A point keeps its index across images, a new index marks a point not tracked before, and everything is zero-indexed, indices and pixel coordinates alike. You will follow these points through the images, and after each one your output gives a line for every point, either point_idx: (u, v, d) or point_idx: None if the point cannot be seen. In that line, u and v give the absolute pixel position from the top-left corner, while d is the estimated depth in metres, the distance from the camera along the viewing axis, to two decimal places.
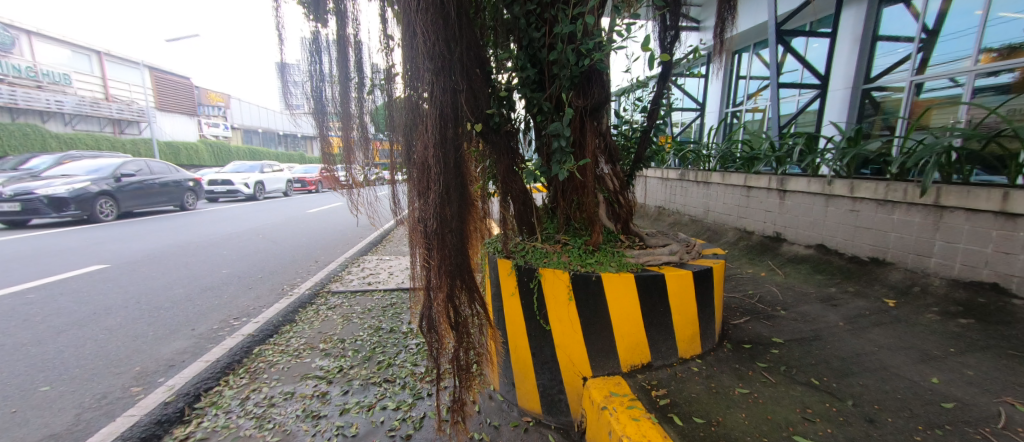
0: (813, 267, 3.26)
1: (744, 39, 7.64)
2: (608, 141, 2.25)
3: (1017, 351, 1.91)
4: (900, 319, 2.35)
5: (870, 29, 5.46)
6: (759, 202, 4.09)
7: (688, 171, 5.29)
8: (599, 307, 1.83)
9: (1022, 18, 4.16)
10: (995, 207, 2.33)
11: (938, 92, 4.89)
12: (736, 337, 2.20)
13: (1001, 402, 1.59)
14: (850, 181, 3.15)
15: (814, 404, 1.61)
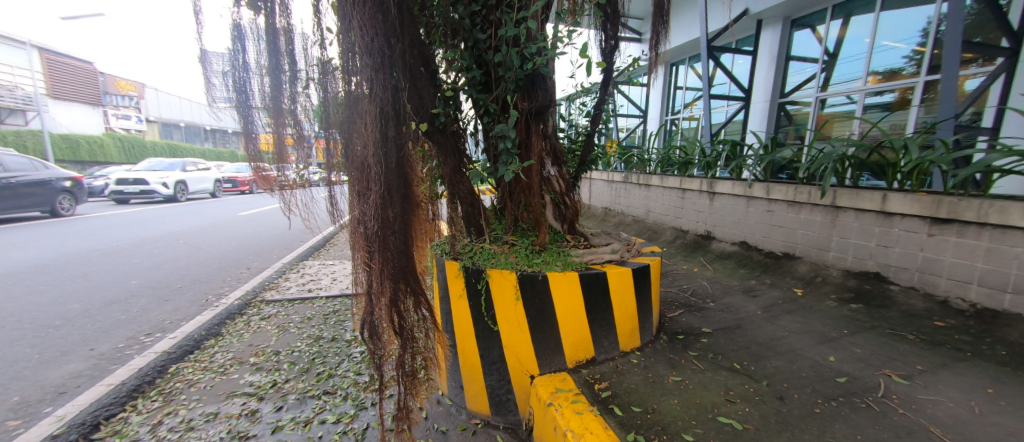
0: (736, 262, 3.59)
1: (677, 53, 8.22)
2: (552, 141, 2.28)
3: (893, 330, 2.24)
4: (805, 306, 2.65)
5: (785, 50, 6.16)
6: (692, 203, 4.42)
7: (631, 174, 5.58)
8: (544, 306, 1.87)
9: (899, 47, 4.88)
10: (877, 207, 2.72)
11: (837, 108, 5.62)
12: (671, 328, 2.36)
13: (881, 375, 1.85)
14: (766, 184, 3.51)
15: (736, 387, 1.77)
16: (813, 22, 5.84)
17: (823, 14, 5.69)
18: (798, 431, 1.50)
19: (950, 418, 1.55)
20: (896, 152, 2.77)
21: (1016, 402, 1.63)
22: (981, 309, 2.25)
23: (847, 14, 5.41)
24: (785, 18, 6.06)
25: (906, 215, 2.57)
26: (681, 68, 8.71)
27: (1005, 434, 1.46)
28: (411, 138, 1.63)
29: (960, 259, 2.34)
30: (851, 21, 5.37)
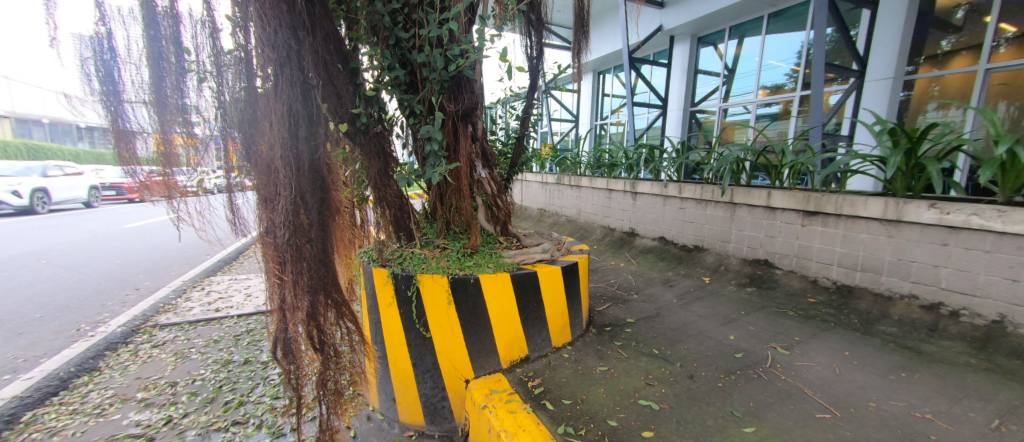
0: (656, 255, 3.90)
1: (600, 63, 8.71)
2: (482, 142, 2.27)
3: (779, 308, 2.60)
4: (711, 292, 2.97)
5: (694, 65, 6.85)
6: (617, 203, 4.71)
7: (564, 176, 5.80)
8: (476, 308, 1.86)
9: (781, 67, 5.72)
10: (764, 202, 3.13)
11: (736, 117, 6.43)
12: (599, 321, 2.49)
13: (770, 348, 2.13)
14: (679, 184, 3.87)
15: (654, 370, 1.92)
16: (715, 41, 6.54)
17: (722, 34, 6.40)
18: (704, 405, 1.67)
19: (820, 379, 1.84)
20: (778, 155, 3.21)
21: (865, 361, 1.98)
22: (841, 285, 2.70)
23: (742, 35, 6.17)
24: (692, 35, 6.68)
25: (786, 209, 3.00)
26: (607, 76, 9.24)
27: (858, 388, 1.77)
28: (329, 140, 1.53)
29: (825, 245, 2.78)
30: (744, 42, 6.14)
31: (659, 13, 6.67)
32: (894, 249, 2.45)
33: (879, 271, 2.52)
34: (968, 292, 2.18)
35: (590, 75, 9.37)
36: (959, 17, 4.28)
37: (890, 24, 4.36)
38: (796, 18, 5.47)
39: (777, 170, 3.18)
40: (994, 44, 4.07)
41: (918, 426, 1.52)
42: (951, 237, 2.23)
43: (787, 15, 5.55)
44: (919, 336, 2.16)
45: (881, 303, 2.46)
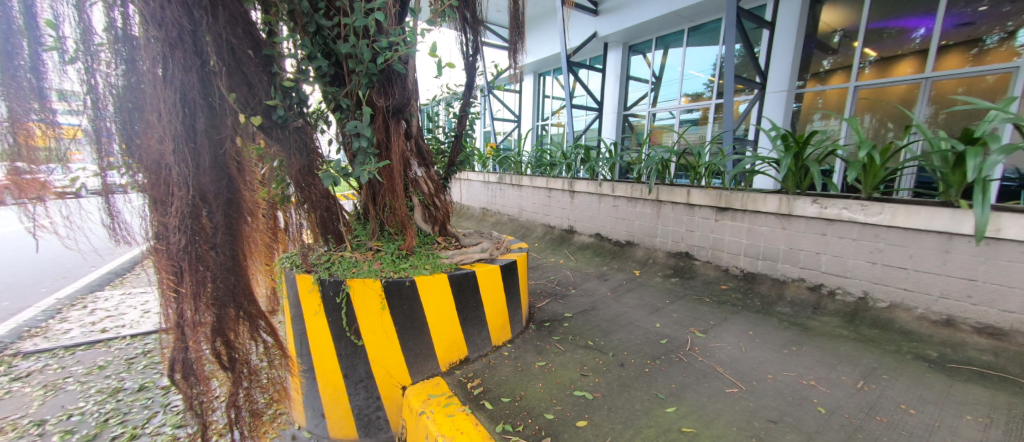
0: (593, 252, 4.08)
1: (539, 65, 8.90)
2: (417, 139, 2.20)
3: (698, 296, 2.86)
4: (640, 283, 3.18)
5: (626, 71, 7.28)
6: (557, 201, 4.84)
7: (505, 175, 5.83)
8: (412, 311, 1.80)
9: (699, 77, 6.28)
10: (684, 200, 3.41)
11: (662, 121, 6.94)
12: (539, 317, 2.54)
13: (690, 332, 2.32)
14: (612, 183, 4.09)
15: (589, 361, 2.01)
16: (643, 50, 7.03)
17: (649, 43, 6.90)
18: (633, 391, 1.77)
19: (730, 358, 2.04)
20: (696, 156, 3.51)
21: (766, 339, 2.23)
22: (747, 273, 3.02)
23: (666, 46, 6.66)
24: (624, 43, 7.08)
25: (702, 205, 3.29)
26: (547, 79, 9.47)
27: (760, 363, 1.99)
28: (240, 136, 1.39)
29: (734, 237, 3.10)
30: (668, 52, 6.64)
31: (593, 20, 6.96)
32: (787, 239, 2.80)
33: (776, 259, 2.86)
34: (842, 274, 2.55)
35: (531, 76, 9.55)
36: (835, 41, 5.00)
37: (784, 43, 4.97)
38: (711, 34, 6.04)
39: (695, 170, 3.48)
40: (861, 65, 4.81)
41: (805, 392, 1.75)
42: (829, 228, 2.60)
43: (703, 30, 6.11)
44: (807, 315, 2.49)
45: (777, 287, 2.80)
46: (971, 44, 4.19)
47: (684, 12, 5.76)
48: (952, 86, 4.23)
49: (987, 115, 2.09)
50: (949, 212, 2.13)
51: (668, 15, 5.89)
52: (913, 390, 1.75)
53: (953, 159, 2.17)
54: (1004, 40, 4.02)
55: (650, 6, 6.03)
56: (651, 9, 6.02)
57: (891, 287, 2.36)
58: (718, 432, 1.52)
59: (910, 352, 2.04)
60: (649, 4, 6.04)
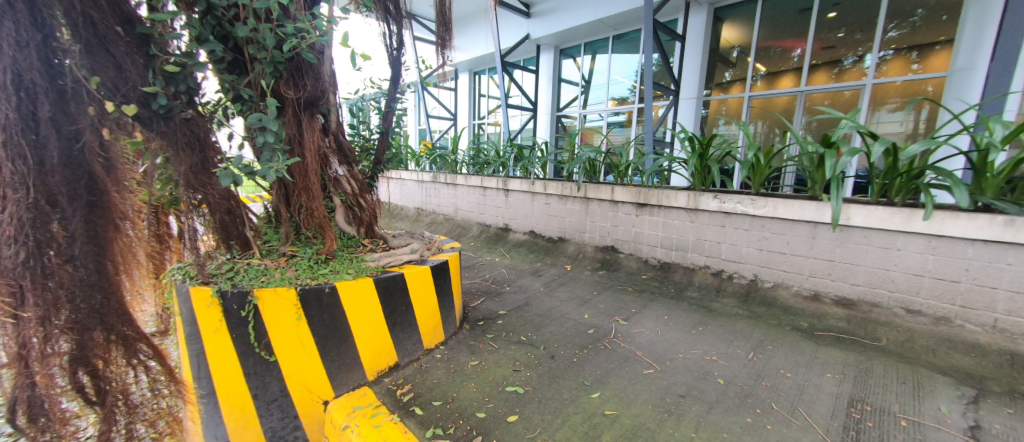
0: (527, 249, 4.15)
1: (473, 64, 8.82)
2: (338, 135, 2.06)
3: (623, 287, 3.04)
4: (570, 278, 3.31)
5: (558, 73, 7.52)
6: (492, 200, 4.84)
7: (439, 174, 5.68)
8: (333, 321, 1.69)
9: (625, 82, 6.75)
10: (610, 196, 3.61)
11: (593, 123, 7.29)
12: (473, 316, 2.52)
13: (614, 321, 2.47)
14: (544, 181, 4.19)
15: (521, 357, 2.04)
16: (573, 54, 7.30)
17: (578, 48, 7.19)
18: (561, 381, 1.84)
19: (648, 341, 2.20)
20: (620, 156, 3.73)
21: (678, 321, 2.45)
22: (663, 263, 3.28)
23: (594, 51, 7.01)
24: (554, 46, 7.30)
25: (625, 201, 3.51)
26: (482, 77, 9.44)
27: (673, 344, 2.18)
28: (107, 127, 1.18)
29: (652, 230, 3.35)
30: (596, 58, 7.01)
31: (525, 22, 7.01)
32: (694, 231, 3.09)
33: (686, 249, 3.15)
34: (737, 261, 2.88)
35: (466, 74, 9.45)
36: (734, 56, 5.61)
37: (694, 54, 5.47)
38: (634, 43, 6.50)
39: (618, 169, 3.69)
40: (753, 79, 5.47)
41: (708, 367, 1.95)
42: (727, 220, 2.92)
43: (626, 39, 6.54)
44: (712, 298, 2.78)
45: (688, 275, 3.09)
46: (833, 64, 4.96)
47: (609, 20, 6.06)
48: (821, 99, 5.02)
49: (840, 123, 2.47)
50: (816, 205, 2.50)
51: (595, 22, 6.17)
52: (792, 357, 2.03)
53: (817, 160, 2.55)
54: (857, 62, 4.80)
55: (579, 12, 6.25)
56: (581, 15, 6.23)
57: (775, 270, 2.72)
58: (636, 411, 1.64)
59: (790, 325, 2.36)
60: (579, 10, 6.25)
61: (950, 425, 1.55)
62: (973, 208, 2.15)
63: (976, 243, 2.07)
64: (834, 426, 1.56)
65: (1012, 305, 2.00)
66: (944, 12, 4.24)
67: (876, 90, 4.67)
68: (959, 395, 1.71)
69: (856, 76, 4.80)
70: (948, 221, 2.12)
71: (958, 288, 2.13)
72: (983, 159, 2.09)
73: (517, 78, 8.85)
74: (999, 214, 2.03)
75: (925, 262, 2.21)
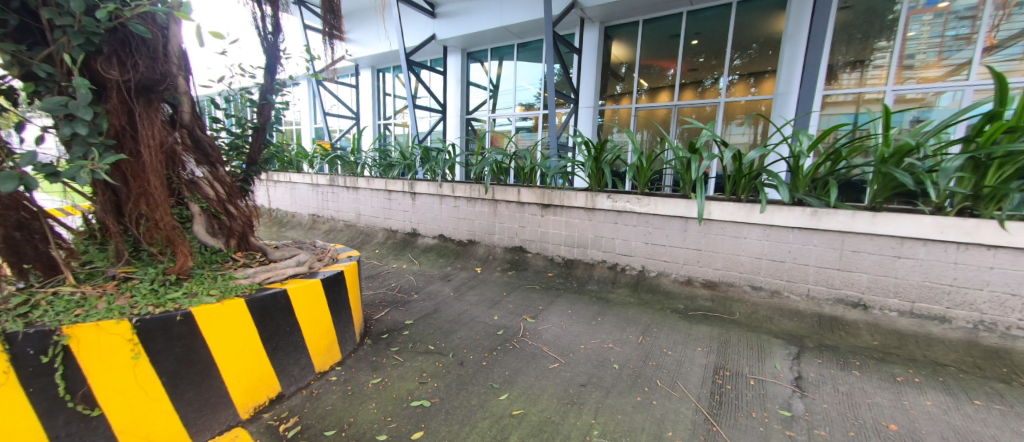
0: (437, 253, 4.01)
1: (376, 60, 8.31)
2: (194, 130, 1.73)
3: (531, 286, 3.09)
4: (481, 280, 3.27)
5: (466, 76, 7.48)
6: (398, 204, 4.58)
7: (337, 176, 5.19)
8: (187, 354, 1.39)
9: (531, 89, 7.00)
10: (516, 198, 3.66)
11: (504, 128, 7.42)
12: (376, 329, 2.32)
13: (522, 320, 2.48)
14: (451, 184, 4.09)
15: (428, 367, 1.93)
16: (481, 58, 7.33)
17: (485, 53, 7.25)
18: (470, 387, 1.78)
19: (554, 336, 2.26)
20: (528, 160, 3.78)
21: (581, 314, 2.57)
22: (567, 260, 3.43)
23: (500, 57, 7.13)
24: (462, 49, 7.23)
25: (530, 202, 3.59)
26: (386, 75, 8.95)
27: (578, 336, 2.27)
28: None
29: (556, 229, 3.47)
30: (503, 63, 7.14)
31: (430, 21, 6.81)
32: (592, 229, 3.28)
33: (587, 245, 3.33)
34: (628, 254, 3.13)
35: (368, 71, 8.86)
36: (623, 71, 6.17)
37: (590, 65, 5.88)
38: (535, 52, 6.76)
39: (524, 171, 3.77)
40: (638, 92, 6.10)
41: (605, 354, 2.06)
42: (619, 218, 3.15)
43: (530, 47, 6.78)
44: (609, 290, 2.99)
45: (589, 270, 3.27)
46: (697, 84, 5.77)
47: (514, 28, 6.19)
48: (690, 113, 5.80)
49: (701, 132, 2.84)
50: (686, 202, 2.83)
51: (500, 29, 6.25)
52: (674, 336, 2.26)
53: (686, 163, 2.90)
54: (714, 83, 5.63)
55: (483, 17, 6.27)
56: (485, 20, 6.26)
57: (659, 260, 3.00)
58: (542, 407, 1.66)
59: (671, 308, 2.63)
60: (483, 15, 6.26)
61: (782, 378, 1.86)
62: (791, 202, 2.61)
63: (794, 229, 2.53)
64: (703, 392, 1.76)
65: (818, 277, 2.48)
66: (770, 48, 5.16)
67: (728, 107, 5.53)
68: (788, 353, 2.07)
69: (714, 94, 5.63)
70: (776, 212, 2.56)
71: (784, 266, 2.58)
72: (796, 163, 2.58)
73: (425, 79, 8.59)
74: (807, 207, 2.50)
75: (764, 247, 2.63)
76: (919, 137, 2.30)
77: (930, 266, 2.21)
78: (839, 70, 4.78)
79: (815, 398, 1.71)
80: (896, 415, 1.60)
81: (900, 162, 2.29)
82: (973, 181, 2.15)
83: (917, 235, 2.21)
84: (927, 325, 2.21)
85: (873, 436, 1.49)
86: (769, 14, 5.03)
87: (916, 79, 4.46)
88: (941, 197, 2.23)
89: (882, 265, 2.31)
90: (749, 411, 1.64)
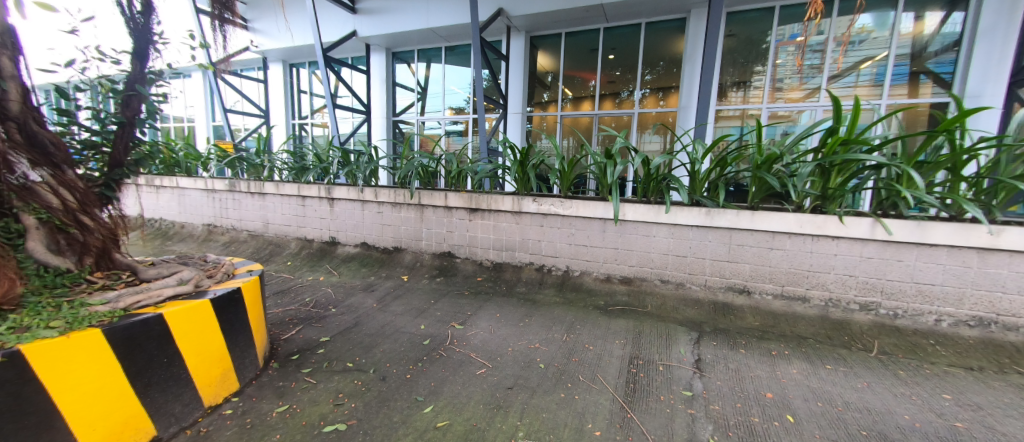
0: (359, 262, 3.76)
1: (288, 54, 7.59)
2: (26, 123, 1.43)
3: (461, 292, 3.03)
4: (407, 288, 3.13)
5: (391, 77, 7.16)
6: (313, 210, 4.20)
7: (239, 181, 4.61)
8: (15, 403, 1.12)
9: (460, 93, 6.95)
10: (442, 202, 3.56)
11: (434, 131, 7.28)
12: (284, 351, 2.08)
13: (450, 327, 2.42)
14: (374, 188, 3.87)
15: (345, 386, 1.78)
16: (407, 59, 7.10)
17: (412, 54, 7.03)
18: (392, 403, 1.68)
19: (481, 342, 2.24)
20: (456, 167, 3.63)
21: (509, 317, 2.59)
22: (495, 264, 3.43)
23: (428, 59, 6.98)
24: (386, 48, 6.92)
25: (457, 207, 3.53)
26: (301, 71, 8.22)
27: (506, 339, 2.27)
28: None
29: (484, 234, 3.46)
30: (431, 66, 7.00)
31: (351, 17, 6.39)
32: (519, 232, 3.33)
33: (514, 248, 3.36)
34: (554, 256, 3.23)
35: (277, 65, 8.06)
36: (549, 80, 6.40)
37: (517, 75, 6.05)
38: (464, 56, 6.77)
39: (451, 175, 3.68)
40: (563, 102, 6.36)
41: (531, 355, 2.09)
42: (544, 220, 3.23)
43: (458, 51, 6.76)
44: (536, 291, 3.05)
45: (517, 272, 3.31)
46: (615, 95, 6.15)
47: (441, 31, 6.08)
48: (609, 122, 6.20)
49: (616, 139, 3.06)
50: (604, 204, 3.01)
51: (426, 30, 6.08)
52: (595, 332, 2.37)
53: (603, 168, 3.08)
54: (629, 95, 6.04)
55: (407, 17, 6.06)
56: (410, 20, 6.05)
57: (583, 260, 3.14)
58: (468, 415, 1.62)
59: (592, 305, 2.77)
60: (409, 15, 6.05)
61: (685, 362, 2.05)
62: (690, 203, 2.91)
63: (694, 227, 2.82)
64: (619, 382, 1.87)
65: (713, 268, 2.79)
66: (674, 67, 5.71)
67: (641, 118, 5.99)
68: (690, 338, 2.29)
69: (629, 105, 6.05)
70: (679, 212, 2.83)
71: (686, 260, 2.86)
72: (693, 168, 2.89)
73: (345, 77, 8.06)
74: (702, 207, 2.80)
75: (670, 244, 2.89)
76: (784, 147, 2.71)
77: (794, 255, 2.60)
78: (728, 89, 5.48)
79: (711, 376, 1.91)
80: (772, 384, 1.85)
81: (770, 168, 2.67)
82: (821, 183, 2.57)
83: (785, 229, 2.59)
84: (795, 305, 2.61)
85: (754, 405, 1.71)
86: (671, 36, 5.57)
87: (784, 99, 5.28)
88: (800, 198, 2.63)
89: (761, 256, 2.67)
90: (658, 395, 1.78)
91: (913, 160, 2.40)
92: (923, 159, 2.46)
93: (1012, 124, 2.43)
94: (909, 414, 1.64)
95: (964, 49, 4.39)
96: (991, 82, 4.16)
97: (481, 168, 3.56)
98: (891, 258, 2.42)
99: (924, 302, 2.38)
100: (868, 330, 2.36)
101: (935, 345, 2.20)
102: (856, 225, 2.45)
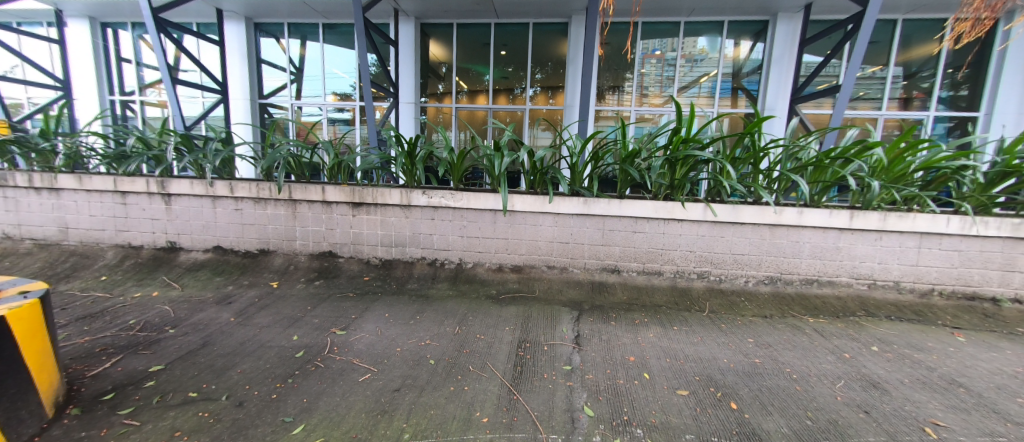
0: (210, 270, 3.13)
1: (95, 9, 5.88)
2: None
3: (346, 295, 2.76)
4: (276, 296, 2.73)
5: (256, 53, 6.11)
6: (139, 209, 3.36)
7: (17, 173, 3.43)
8: None
9: (343, 78, 6.35)
10: (320, 197, 3.18)
11: (313, 118, 6.49)
12: (93, 390, 1.62)
13: (330, 334, 2.18)
14: (228, 182, 3.24)
15: (185, 422, 1.46)
16: (275, 33, 6.15)
17: (280, 27, 6.12)
18: (250, 431, 1.43)
19: (366, 346, 2.06)
20: (336, 157, 3.25)
21: (398, 316, 2.44)
22: (384, 261, 3.22)
23: (301, 36, 6.18)
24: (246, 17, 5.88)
25: (338, 202, 3.18)
26: (117, 33, 6.47)
27: (393, 339, 2.14)
28: None
29: (370, 230, 3.20)
30: (306, 44, 6.22)
31: None
32: (410, 227, 3.17)
33: (404, 244, 3.20)
34: (446, 249, 3.17)
35: (77, 21, 6.19)
36: (444, 71, 6.23)
37: (405, 63, 5.74)
38: (347, 36, 6.16)
39: (329, 167, 3.29)
40: (458, 94, 6.30)
41: (421, 353, 2.01)
42: (435, 214, 3.13)
43: (338, 30, 6.12)
44: (429, 286, 2.94)
45: (408, 269, 3.15)
46: (509, 91, 6.30)
47: (315, 4, 5.40)
48: (504, 117, 6.31)
49: (505, 132, 3.11)
50: (494, 196, 3.03)
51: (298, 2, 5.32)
52: (487, 321, 2.39)
53: (491, 161, 3.09)
54: (522, 92, 6.24)
55: None
56: None
57: (475, 252, 3.14)
58: (346, 427, 1.47)
59: (484, 294, 2.80)
60: None
61: (567, 339, 2.20)
62: (570, 194, 3.12)
63: (574, 216, 3.03)
64: (508, 367, 1.91)
65: (591, 252, 3.05)
66: (561, 68, 6.07)
67: (532, 114, 6.24)
68: (571, 317, 2.48)
69: (522, 101, 6.24)
70: (561, 202, 3.01)
71: (569, 246, 3.07)
72: (575, 162, 3.10)
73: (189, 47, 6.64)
74: (580, 197, 3.03)
75: (555, 233, 3.07)
76: (642, 143, 3.07)
77: (652, 237, 3.00)
78: (606, 92, 6.09)
79: (588, 350, 2.09)
80: (637, 348, 2.11)
81: (632, 162, 3.01)
82: (669, 175, 2.99)
83: (646, 214, 2.96)
84: (653, 279, 3.01)
85: (620, 369, 1.91)
86: (555, 38, 5.89)
87: (648, 104, 6.08)
88: (655, 188, 3.03)
89: (629, 239, 3.01)
90: (543, 373, 1.87)
91: (730, 157, 2.95)
92: (739, 155, 3.04)
93: (789, 129, 3.10)
94: (727, 357, 2.03)
95: (764, 74, 5.53)
96: (780, 98, 5.40)
97: (365, 159, 3.26)
98: (718, 235, 2.96)
99: (739, 267, 2.97)
100: (703, 294, 2.87)
101: (744, 301, 2.77)
102: (693, 208, 2.92)
